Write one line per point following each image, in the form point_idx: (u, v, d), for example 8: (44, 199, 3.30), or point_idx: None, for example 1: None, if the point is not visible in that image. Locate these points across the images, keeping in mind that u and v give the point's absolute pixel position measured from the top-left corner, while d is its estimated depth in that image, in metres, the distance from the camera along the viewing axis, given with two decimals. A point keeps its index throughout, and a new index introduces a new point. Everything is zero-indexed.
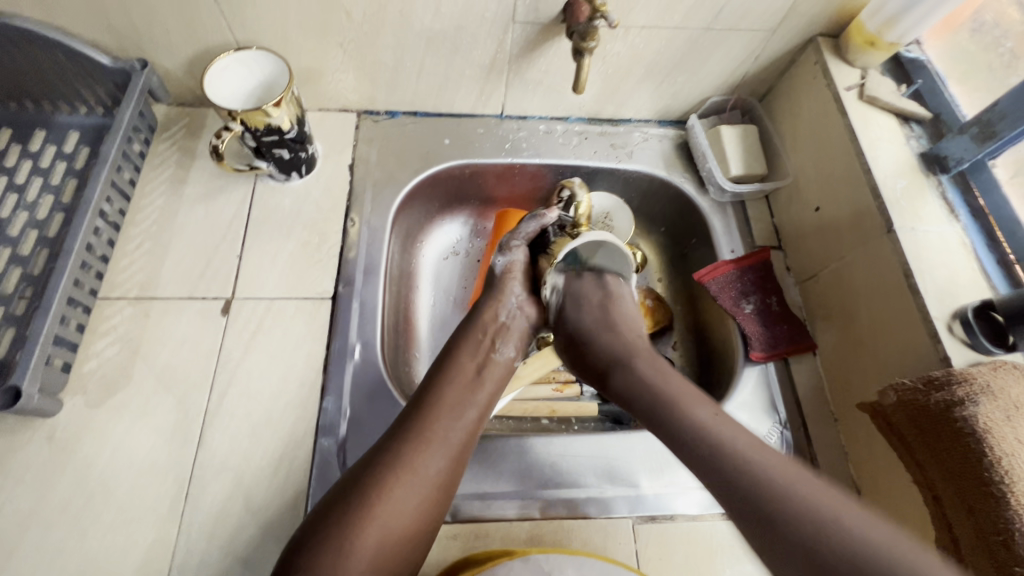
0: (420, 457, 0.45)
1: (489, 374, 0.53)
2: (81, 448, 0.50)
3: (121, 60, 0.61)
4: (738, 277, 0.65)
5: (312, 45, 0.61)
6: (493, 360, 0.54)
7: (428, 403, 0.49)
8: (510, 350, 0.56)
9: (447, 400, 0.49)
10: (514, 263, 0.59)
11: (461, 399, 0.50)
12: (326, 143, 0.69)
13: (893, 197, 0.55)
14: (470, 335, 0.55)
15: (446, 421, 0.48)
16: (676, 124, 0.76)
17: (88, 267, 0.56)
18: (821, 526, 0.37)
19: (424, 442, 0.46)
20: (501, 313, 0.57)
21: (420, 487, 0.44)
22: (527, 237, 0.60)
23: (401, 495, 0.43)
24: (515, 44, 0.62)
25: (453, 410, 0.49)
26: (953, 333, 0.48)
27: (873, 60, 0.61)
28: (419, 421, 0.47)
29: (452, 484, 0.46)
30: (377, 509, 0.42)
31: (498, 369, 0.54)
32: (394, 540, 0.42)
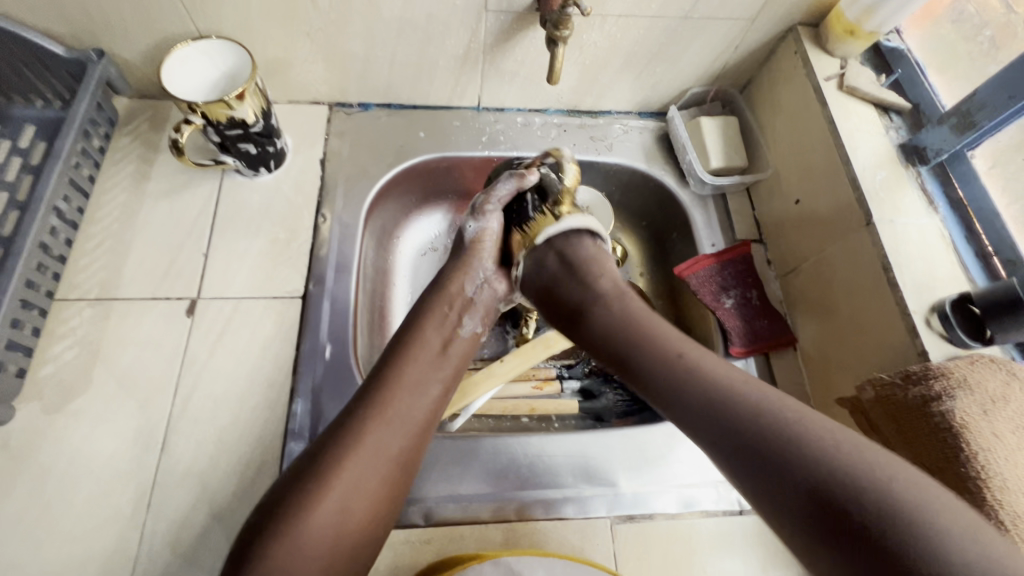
0: (377, 432, 0.43)
1: (451, 351, 0.52)
2: (37, 457, 0.48)
3: (76, 50, 0.58)
4: (718, 271, 0.64)
5: (278, 35, 0.59)
6: (456, 337, 0.53)
7: (386, 376, 0.47)
8: (476, 325, 0.55)
9: (407, 376, 0.47)
10: (487, 232, 0.58)
11: (422, 376, 0.48)
12: (296, 136, 0.67)
13: (872, 189, 0.54)
14: (436, 307, 0.54)
15: (406, 398, 0.46)
16: (657, 116, 0.75)
17: (43, 268, 0.53)
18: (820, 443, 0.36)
19: (381, 418, 0.44)
20: (467, 286, 0.56)
21: (376, 466, 0.42)
22: (501, 203, 0.58)
23: (358, 471, 0.41)
24: (489, 34, 0.60)
25: (413, 387, 0.47)
26: (932, 327, 0.48)
27: (853, 50, 0.60)
28: (378, 395, 0.45)
29: (412, 465, 0.45)
30: (333, 486, 0.40)
31: (461, 345, 0.53)
32: (349, 525, 0.40)
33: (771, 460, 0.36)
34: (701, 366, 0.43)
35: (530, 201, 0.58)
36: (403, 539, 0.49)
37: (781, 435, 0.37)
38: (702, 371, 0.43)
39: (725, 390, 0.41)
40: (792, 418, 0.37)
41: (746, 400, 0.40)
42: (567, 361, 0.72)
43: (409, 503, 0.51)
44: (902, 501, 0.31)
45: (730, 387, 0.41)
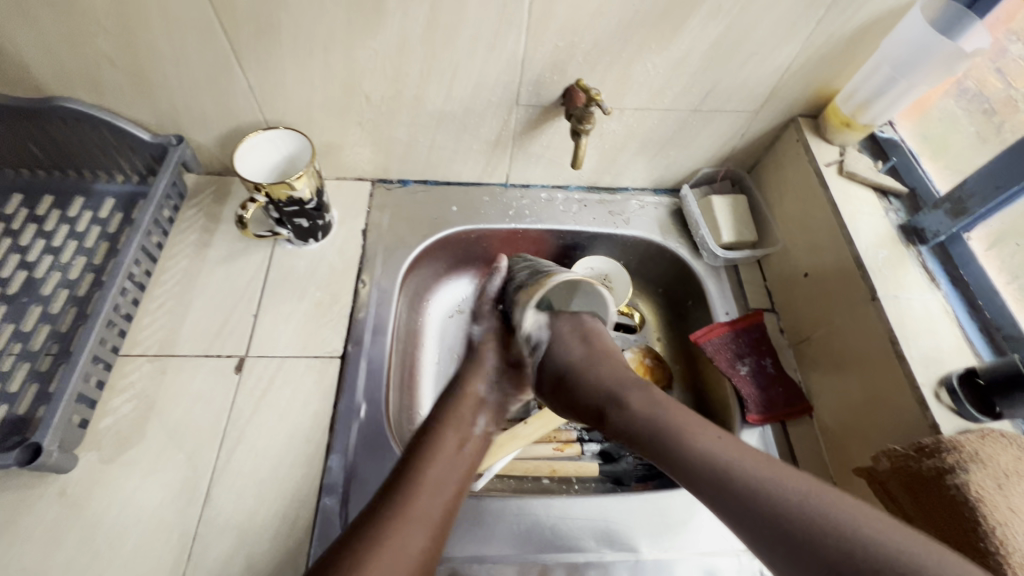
0: (402, 534, 0.44)
1: (468, 453, 0.54)
2: (91, 504, 0.52)
3: (159, 136, 0.67)
4: (732, 339, 0.67)
5: (334, 124, 0.67)
6: (472, 436, 0.56)
7: (410, 482, 0.48)
8: (488, 424, 0.58)
9: (429, 476, 0.49)
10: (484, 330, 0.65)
11: (443, 476, 0.50)
12: (342, 209, 0.74)
13: (876, 266, 0.58)
14: (454, 410, 0.57)
15: (428, 498, 0.48)
16: (670, 192, 0.81)
17: (113, 325, 0.59)
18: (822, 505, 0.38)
19: (404, 519, 0.45)
20: (478, 386, 0.60)
21: (401, 566, 0.42)
22: (488, 298, 0.69)
23: (382, 574, 0.41)
24: (519, 122, 0.68)
25: (435, 486, 0.49)
26: (940, 400, 0.50)
27: (850, 139, 0.66)
28: (401, 498, 0.47)
29: (433, 559, 0.45)
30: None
31: (476, 446, 0.56)
32: None
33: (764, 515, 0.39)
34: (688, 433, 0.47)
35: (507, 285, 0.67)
36: None
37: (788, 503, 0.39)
38: (701, 447, 0.45)
39: (686, 435, 0.47)
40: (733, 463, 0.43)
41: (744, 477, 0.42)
42: None
43: (435, 562, 0.52)
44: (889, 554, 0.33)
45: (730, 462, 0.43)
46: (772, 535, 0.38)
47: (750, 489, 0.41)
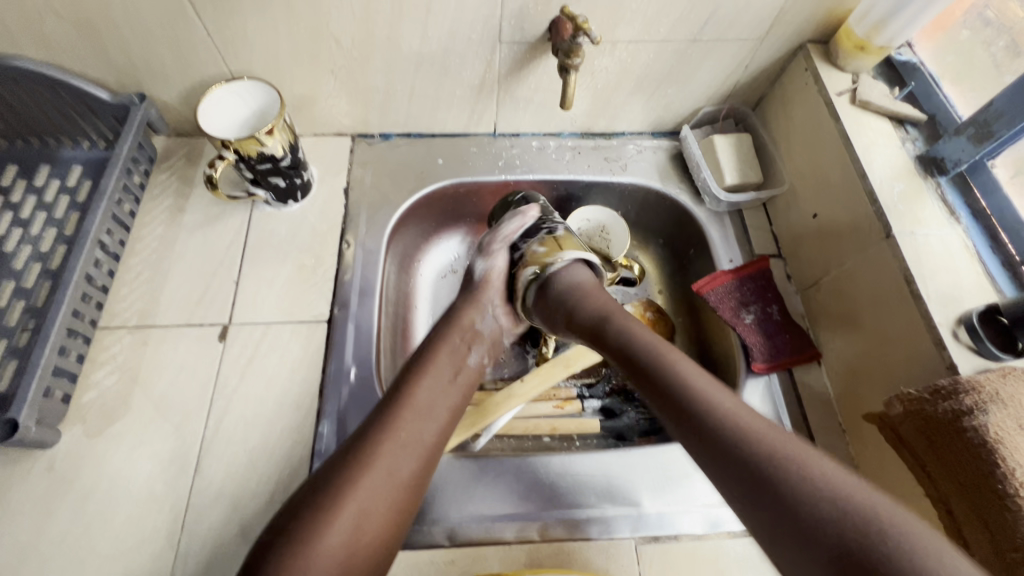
0: (394, 455, 0.44)
1: (460, 378, 0.53)
2: (80, 478, 0.51)
3: (120, 94, 0.63)
4: (737, 286, 0.64)
5: (304, 74, 0.63)
6: (466, 364, 0.54)
7: (399, 405, 0.48)
8: (482, 356, 0.57)
9: (420, 399, 0.49)
10: (494, 270, 0.60)
11: (433, 402, 0.49)
12: (321, 166, 0.70)
13: (891, 201, 0.53)
14: (448, 336, 0.55)
15: (420, 422, 0.47)
16: (670, 135, 0.76)
17: (88, 298, 0.57)
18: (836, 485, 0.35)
19: (394, 442, 0.45)
20: (477, 318, 0.58)
21: (391, 489, 0.43)
22: (507, 240, 0.61)
23: (369, 492, 0.42)
24: (503, 63, 0.63)
25: (425, 411, 0.48)
26: (959, 339, 0.46)
27: (864, 64, 0.61)
28: (391, 419, 0.46)
29: (422, 478, 0.46)
30: (344, 505, 0.41)
31: (469, 373, 0.54)
32: (357, 547, 0.40)
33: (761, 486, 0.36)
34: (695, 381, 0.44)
35: (532, 236, 0.61)
36: (427, 560, 0.50)
37: (791, 478, 0.36)
38: (675, 366, 0.46)
39: (660, 355, 0.48)
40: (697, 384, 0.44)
41: (759, 436, 0.39)
42: (588, 379, 0.72)
43: (433, 524, 0.51)
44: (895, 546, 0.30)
45: (743, 422, 0.40)
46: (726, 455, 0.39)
47: (720, 418, 0.41)
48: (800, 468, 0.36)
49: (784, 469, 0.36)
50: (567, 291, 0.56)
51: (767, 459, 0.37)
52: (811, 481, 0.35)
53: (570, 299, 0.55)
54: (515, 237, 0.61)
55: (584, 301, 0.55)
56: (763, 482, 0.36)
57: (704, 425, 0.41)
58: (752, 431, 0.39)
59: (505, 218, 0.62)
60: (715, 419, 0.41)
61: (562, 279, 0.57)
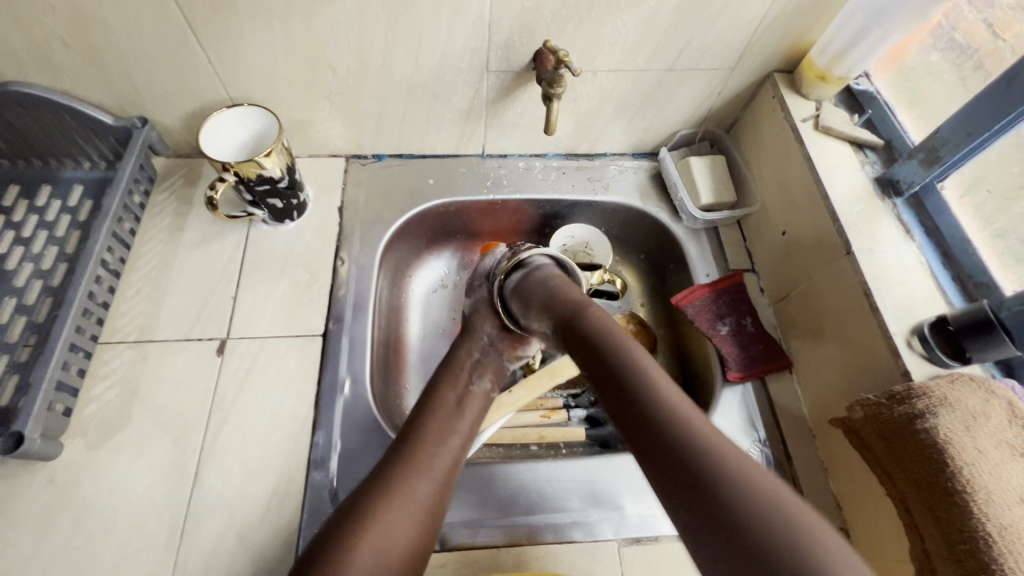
0: (413, 481, 0.46)
1: (468, 409, 0.55)
2: (80, 490, 0.52)
3: (123, 118, 0.65)
4: (713, 300, 0.67)
5: (301, 99, 0.66)
6: (473, 394, 0.57)
7: (413, 437, 0.50)
8: (488, 384, 0.59)
9: (432, 428, 0.51)
10: (479, 298, 0.64)
11: (444, 431, 0.51)
12: (317, 186, 0.73)
13: (851, 220, 0.58)
14: (450, 372, 0.58)
15: (434, 447, 0.49)
16: (649, 156, 0.80)
17: (90, 313, 0.58)
18: (739, 465, 0.35)
19: (412, 469, 0.47)
20: (472, 351, 0.60)
21: (413, 512, 0.44)
22: (484, 272, 0.66)
23: (393, 518, 0.43)
24: (491, 90, 0.66)
25: (439, 437, 0.50)
26: (913, 348, 0.50)
27: (826, 93, 0.65)
28: (406, 450, 0.48)
29: (439, 505, 0.47)
30: (370, 530, 0.41)
31: (476, 402, 0.56)
32: (386, 572, 0.40)
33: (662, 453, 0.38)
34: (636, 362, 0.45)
35: (502, 260, 0.64)
36: None
37: (689, 442, 0.37)
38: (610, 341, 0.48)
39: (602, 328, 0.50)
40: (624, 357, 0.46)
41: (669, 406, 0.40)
42: (574, 390, 0.75)
43: None
44: (787, 538, 0.30)
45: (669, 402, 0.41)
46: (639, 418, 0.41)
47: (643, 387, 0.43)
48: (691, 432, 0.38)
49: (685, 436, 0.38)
50: (524, 287, 0.57)
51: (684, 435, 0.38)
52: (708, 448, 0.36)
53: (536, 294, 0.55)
54: (491, 269, 0.66)
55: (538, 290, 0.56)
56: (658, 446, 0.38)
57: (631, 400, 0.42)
58: (678, 412, 0.40)
59: (482, 258, 0.68)
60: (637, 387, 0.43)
61: (525, 283, 0.57)
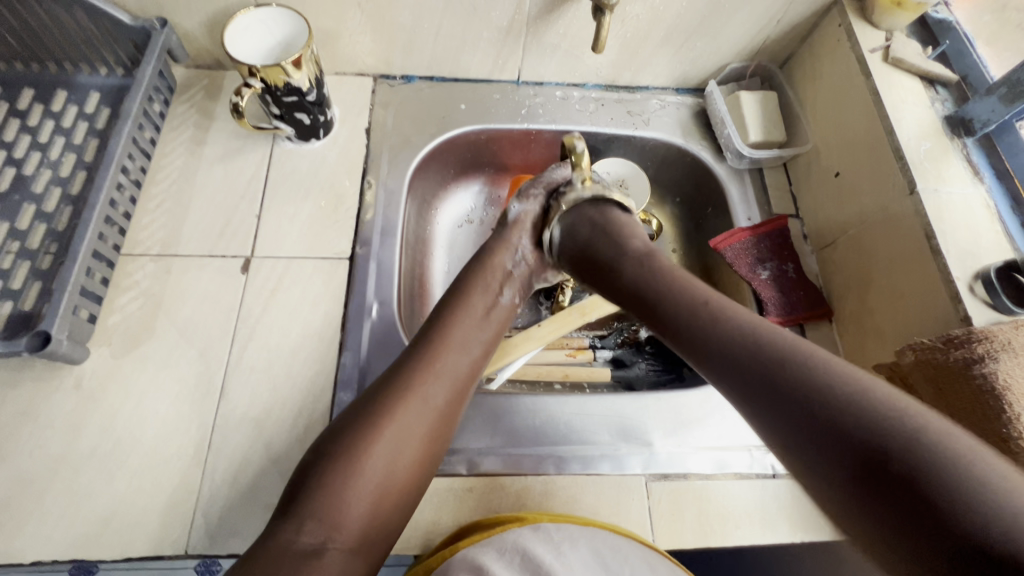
0: (428, 386, 0.45)
1: (489, 319, 0.51)
2: (107, 397, 0.52)
3: (141, 19, 0.61)
4: (753, 244, 0.64)
5: (331, 7, 0.61)
6: (498, 304, 0.53)
7: (432, 340, 0.48)
8: (514, 295, 0.55)
9: (454, 334, 0.48)
10: (528, 212, 0.57)
11: (468, 336, 0.49)
12: (343, 106, 0.69)
13: (917, 158, 0.54)
14: (480, 277, 0.53)
15: (454, 353, 0.47)
16: (694, 92, 0.75)
17: (112, 222, 0.56)
18: (875, 392, 0.27)
19: (430, 373, 0.45)
20: (506, 260, 0.55)
21: (425, 416, 0.44)
22: (546, 186, 0.57)
23: (407, 420, 0.43)
24: (534, 5, 0.62)
25: (460, 345, 0.48)
26: (975, 294, 0.48)
27: (899, 22, 0.60)
28: (426, 354, 0.46)
29: (453, 403, 0.46)
30: (384, 431, 0.42)
31: (501, 314, 0.53)
32: (397, 472, 0.41)
33: (777, 403, 0.30)
34: (751, 322, 0.35)
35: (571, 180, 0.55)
36: (446, 487, 0.52)
37: (787, 361, 0.31)
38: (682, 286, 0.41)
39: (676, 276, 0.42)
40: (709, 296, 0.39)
41: (749, 325, 0.35)
42: (600, 331, 0.73)
43: (452, 455, 0.53)
44: (904, 426, 0.25)
45: (805, 357, 0.31)
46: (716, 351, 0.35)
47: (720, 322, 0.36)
48: (788, 352, 0.32)
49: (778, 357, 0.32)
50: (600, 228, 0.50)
51: (848, 411, 0.27)
52: (817, 371, 0.30)
53: (588, 232, 0.50)
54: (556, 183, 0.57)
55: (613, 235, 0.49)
56: (762, 383, 0.31)
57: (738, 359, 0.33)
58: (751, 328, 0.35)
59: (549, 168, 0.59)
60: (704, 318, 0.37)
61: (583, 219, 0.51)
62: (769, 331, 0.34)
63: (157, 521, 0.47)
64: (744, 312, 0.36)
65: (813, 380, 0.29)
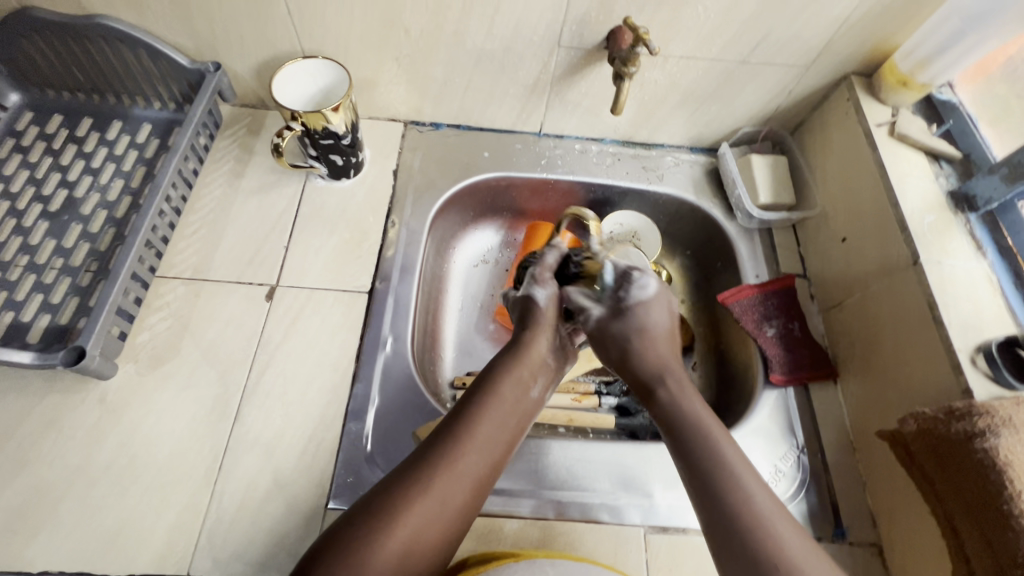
0: (466, 456, 0.45)
1: (514, 417, 0.50)
2: (128, 412, 0.54)
3: (197, 62, 0.67)
4: (760, 301, 0.66)
5: (371, 60, 0.66)
6: (528, 399, 0.52)
7: (475, 412, 0.48)
8: (544, 389, 0.54)
9: (496, 407, 0.49)
10: (551, 295, 0.57)
11: (510, 410, 0.50)
12: (374, 148, 0.74)
13: (920, 231, 0.56)
14: (515, 368, 0.52)
15: (492, 427, 0.48)
16: (708, 151, 0.79)
17: (151, 246, 0.60)
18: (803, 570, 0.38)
19: (469, 443, 0.46)
20: (545, 348, 0.55)
21: (463, 485, 0.44)
22: (551, 269, 0.60)
23: (444, 488, 0.43)
24: (559, 67, 0.66)
25: (501, 421, 0.49)
26: (977, 366, 0.48)
27: (905, 100, 0.63)
28: (466, 423, 0.47)
29: (479, 491, 0.45)
30: (420, 496, 0.42)
31: (527, 410, 0.51)
32: (426, 540, 0.41)
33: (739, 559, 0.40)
34: (745, 480, 0.43)
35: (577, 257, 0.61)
36: None
37: (752, 515, 0.41)
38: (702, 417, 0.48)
39: (688, 401, 0.50)
40: (718, 439, 0.46)
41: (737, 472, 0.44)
42: (605, 377, 0.74)
43: None
44: None
45: (780, 539, 0.40)
46: (716, 501, 0.42)
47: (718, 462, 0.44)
48: (748, 497, 0.42)
49: (754, 522, 0.41)
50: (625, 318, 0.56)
51: None
52: (765, 528, 0.40)
53: (615, 351, 0.56)
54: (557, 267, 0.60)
55: (643, 350, 0.55)
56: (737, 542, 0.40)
57: (732, 529, 0.41)
58: (746, 488, 0.43)
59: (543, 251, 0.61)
60: (712, 456, 0.45)
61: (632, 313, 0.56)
62: (755, 497, 0.42)
63: (164, 539, 0.49)
64: (749, 471, 0.44)
65: (758, 539, 0.40)
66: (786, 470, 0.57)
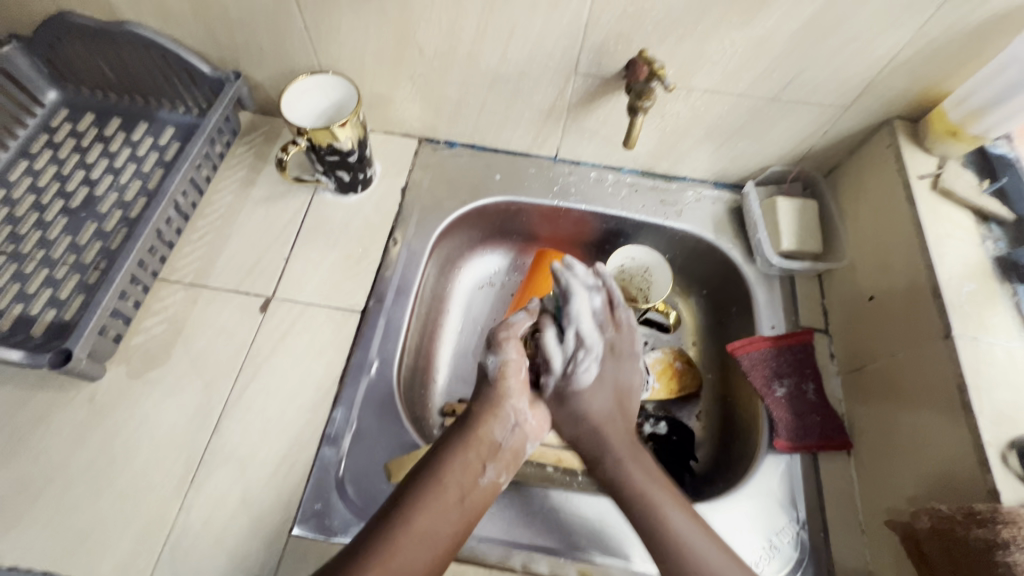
0: (410, 539, 0.44)
1: (465, 502, 0.48)
2: (113, 413, 0.55)
3: (219, 70, 0.68)
4: (774, 355, 0.61)
5: (386, 78, 0.66)
6: (477, 487, 0.50)
7: (418, 491, 0.47)
8: (498, 473, 0.52)
9: (442, 486, 0.48)
10: (507, 364, 0.56)
11: (457, 489, 0.48)
12: (385, 163, 0.73)
13: (957, 300, 0.50)
14: (460, 454, 0.50)
15: (439, 507, 0.47)
16: (733, 188, 0.74)
17: (155, 250, 0.61)
18: None
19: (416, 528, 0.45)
20: (495, 431, 0.53)
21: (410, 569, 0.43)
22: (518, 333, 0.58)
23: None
24: (576, 94, 0.63)
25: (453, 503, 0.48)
26: (1007, 464, 0.43)
27: (954, 150, 0.57)
28: (412, 503, 0.46)
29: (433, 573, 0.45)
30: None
31: (478, 499, 0.50)
32: None
33: None
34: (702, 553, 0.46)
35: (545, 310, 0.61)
36: None
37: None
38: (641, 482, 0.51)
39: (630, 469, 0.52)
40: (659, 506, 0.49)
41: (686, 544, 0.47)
42: None
43: None
44: None
45: None
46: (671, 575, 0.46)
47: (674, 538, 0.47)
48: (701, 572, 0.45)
49: None
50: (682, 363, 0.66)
51: None
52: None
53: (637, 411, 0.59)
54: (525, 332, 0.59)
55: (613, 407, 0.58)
56: None
57: None
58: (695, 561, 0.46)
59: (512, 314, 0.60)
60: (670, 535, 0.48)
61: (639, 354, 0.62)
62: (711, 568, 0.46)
63: (129, 547, 0.49)
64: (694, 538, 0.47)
65: None
66: (781, 545, 0.53)
